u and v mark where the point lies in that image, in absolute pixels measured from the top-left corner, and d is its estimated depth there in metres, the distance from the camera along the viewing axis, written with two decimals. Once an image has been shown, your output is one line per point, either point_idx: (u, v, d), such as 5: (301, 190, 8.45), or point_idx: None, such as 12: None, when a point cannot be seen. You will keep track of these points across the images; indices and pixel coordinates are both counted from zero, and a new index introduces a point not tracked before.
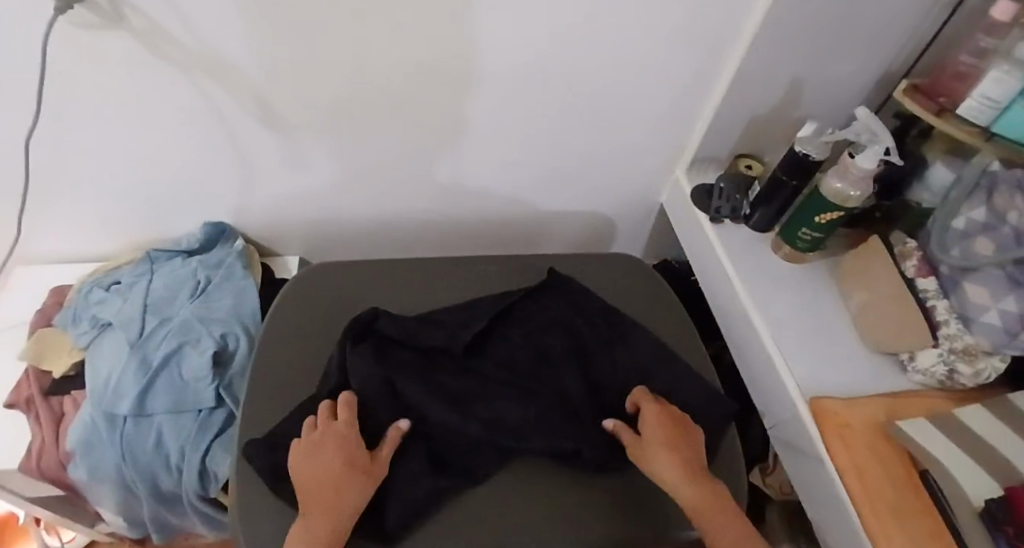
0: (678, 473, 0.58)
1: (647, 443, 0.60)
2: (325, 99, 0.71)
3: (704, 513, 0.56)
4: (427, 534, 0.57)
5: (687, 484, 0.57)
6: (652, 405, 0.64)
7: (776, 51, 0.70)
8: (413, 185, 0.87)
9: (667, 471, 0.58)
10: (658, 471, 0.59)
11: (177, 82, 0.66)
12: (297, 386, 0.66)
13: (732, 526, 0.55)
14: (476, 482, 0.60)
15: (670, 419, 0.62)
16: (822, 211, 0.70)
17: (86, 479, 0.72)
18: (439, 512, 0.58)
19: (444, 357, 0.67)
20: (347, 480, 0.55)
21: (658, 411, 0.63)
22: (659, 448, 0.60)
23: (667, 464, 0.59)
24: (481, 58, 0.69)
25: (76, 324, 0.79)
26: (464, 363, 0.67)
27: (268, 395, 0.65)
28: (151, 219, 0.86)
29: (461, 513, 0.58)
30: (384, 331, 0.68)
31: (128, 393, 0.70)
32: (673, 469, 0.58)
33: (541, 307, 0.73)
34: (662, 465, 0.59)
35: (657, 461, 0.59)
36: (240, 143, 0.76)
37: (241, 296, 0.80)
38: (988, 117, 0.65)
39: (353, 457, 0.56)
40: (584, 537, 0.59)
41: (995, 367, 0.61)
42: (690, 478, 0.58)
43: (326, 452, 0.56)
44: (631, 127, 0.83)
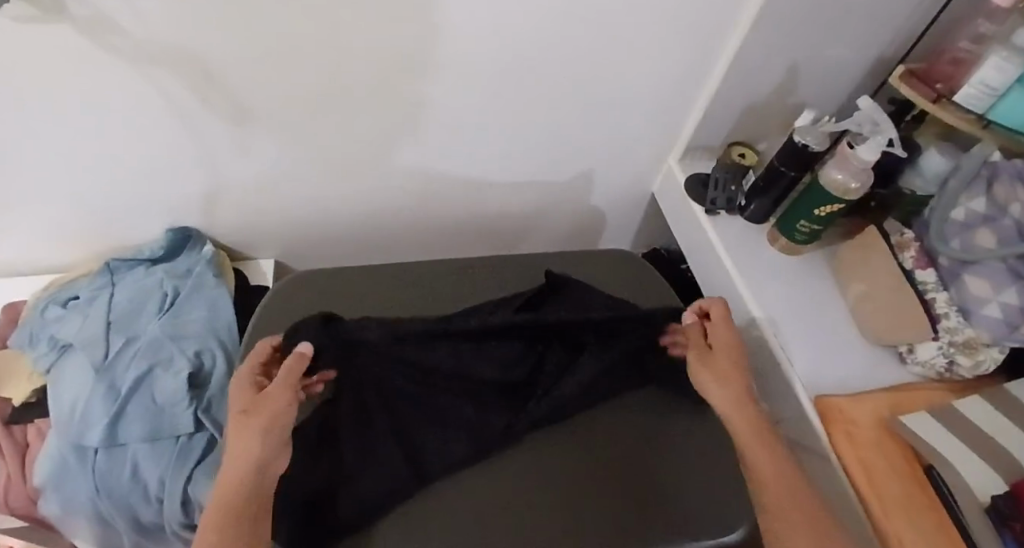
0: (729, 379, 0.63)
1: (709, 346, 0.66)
2: (297, 90, 0.66)
3: (742, 434, 0.59)
4: None
5: (737, 408, 0.61)
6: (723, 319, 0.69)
7: (775, 37, 0.68)
8: (395, 180, 0.83)
9: (721, 396, 0.62)
10: (712, 397, 0.63)
11: (131, 78, 0.60)
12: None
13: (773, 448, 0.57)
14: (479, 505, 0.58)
15: (730, 349, 0.66)
16: (821, 203, 0.68)
17: (57, 515, 0.67)
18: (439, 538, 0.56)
19: (448, 357, 0.65)
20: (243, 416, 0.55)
21: (726, 337, 0.67)
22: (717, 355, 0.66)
23: (721, 388, 0.63)
24: (467, 45, 0.64)
25: (35, 344, 0.73)
26: (467, 363, 0.65)
27: None
28: (109, 225, 0.79)
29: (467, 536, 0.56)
30: (373, 343, 0.64)
31: (98, 423, 0.66)
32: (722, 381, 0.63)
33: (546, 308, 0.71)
34: (717, 391, 0.63)
35: (711, 386, 0.63)
36: (204, 140, 0.70)
37: (215, 308, 0.75)
38: (986, 104, 0.64)
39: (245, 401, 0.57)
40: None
41: (995, 358, 0.61)
42: (741, 403, 0.61)
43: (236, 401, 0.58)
44: (622, 115, 0.80)
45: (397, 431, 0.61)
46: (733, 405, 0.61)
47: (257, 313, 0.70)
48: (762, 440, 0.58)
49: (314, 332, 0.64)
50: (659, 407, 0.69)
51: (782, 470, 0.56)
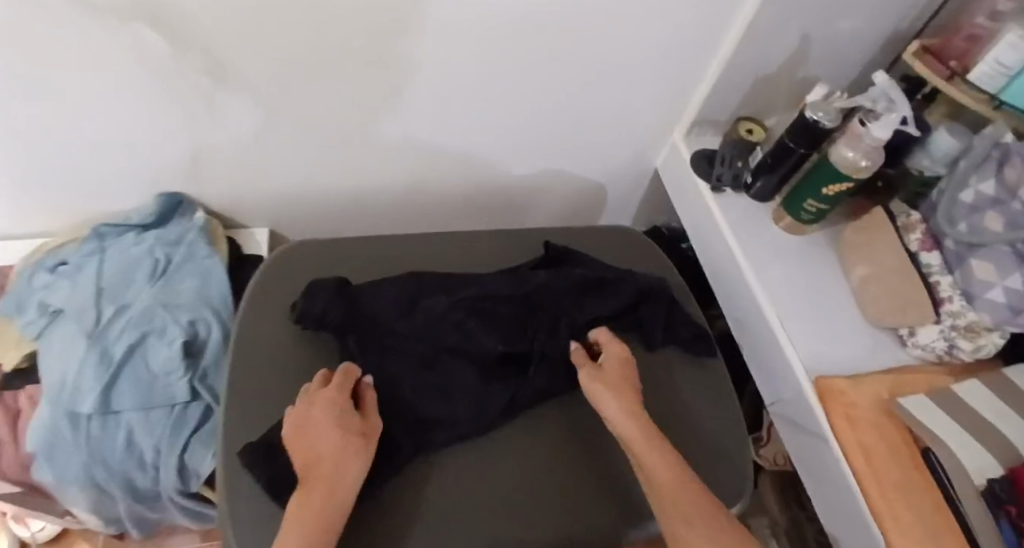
0: (624, 413, 0.58)
1: (596, 377, 0.61)
2: (293, 54, 0.63)
3: (640, 449, 0.55)
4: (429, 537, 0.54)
5: (628, 425, 0.57)
6: (612, 347, 0.64)
7: (791, 6, 0.65)
8: (393, 149, 0.81)
9: (615, 409, 0.58)
10: (606, 411, 0.59)
11: (117, 35, 0.57)
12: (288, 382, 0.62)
13: (666, 453, 0.55)
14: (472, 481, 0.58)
15: (623, 364, 0.62)
16: (831, 181, 0.67)
17: (53, 482, 0.67)
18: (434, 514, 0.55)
19: (454, 324, 0.64)
20: (345, 445, 0.52)
21: (618, 354, 0.63)
22: (604, 384, 0.60)
23: (614, 402, 0.59)
24: (473, 10, 0.61)
25: (23, 311, 0.71)
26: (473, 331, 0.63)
27: (261, 380, 0.61)
28: (97, 190, 0.77)
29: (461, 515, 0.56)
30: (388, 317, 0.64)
31: (89, 392, 0.64)
32: (621, 414, 0.58)
33: (549, 274, 0.69)
34: (611, 404, 0.59)
35: (606, 401, 0.59)
36: (194, 104, 0.67)
37: (207, 278, 0.73)
38: (998, 83, 0.63)
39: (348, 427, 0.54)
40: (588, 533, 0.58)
41: (996, 342, 0.61)
42: (634, 416, 0.58)
43: (320, 421, 0.54)
44: (629, 85, 0.78)
45: (405, 399, 0.60)
46: (626, 420, 0.57)
47: (257, 276, 0.69)
48: (657, 451, 0.55)
49: (325, 301, 0.62)
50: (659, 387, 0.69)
51: (679, 476, 0.53)
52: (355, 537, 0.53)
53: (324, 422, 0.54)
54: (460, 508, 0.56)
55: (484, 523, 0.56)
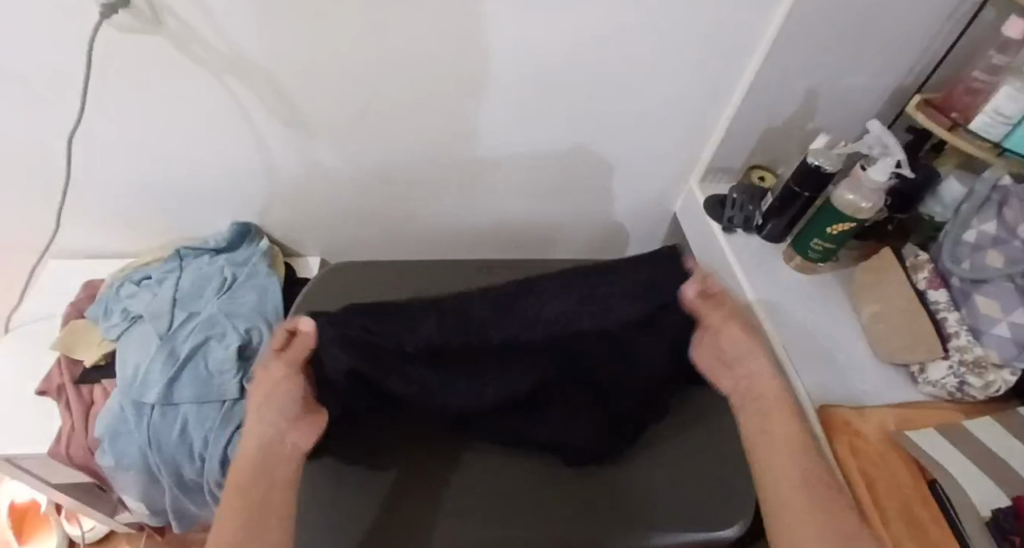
0: (761, 376, 0.61)
1: (722, 325, 0.62)
2: (352, 101, 0.75)
3: (775, 419, 0.58)
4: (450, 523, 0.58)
5: (768, 388, 0.60)
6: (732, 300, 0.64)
7: (790, 60, 0.73)
8: (435, 190, 0.91)
9: (764, 369, 0.61)
10: (754, 368, 0.61)
11: (212, 81, 0.70)
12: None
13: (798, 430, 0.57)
14: (493, 480, 0.62)
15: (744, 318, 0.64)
16: (833, 222, 0.71)
17: (111, 467, 0.74)
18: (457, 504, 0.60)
19: None
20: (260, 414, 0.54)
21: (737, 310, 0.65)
22: (738, 339, 0.62)
23: (761, 360, 0.62)
24: (501, 64, 0.72)
25: (107, 316, 0.82)
26: None
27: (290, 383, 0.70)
28: (181, 216, 0.89)
29: (481, 506, 0.60)
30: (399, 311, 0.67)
31: (157, 384, 0.73)
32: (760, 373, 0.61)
33: None
34: (760, 363, 0.62)
35: (754, 357, 0.62)
36: (269, 144, 0.80)
37: (264, 294, 0.83)
38: (999, 132, 0.66)
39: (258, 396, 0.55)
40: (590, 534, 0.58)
41: (1005, 380, 0.61)
42: (778, 382, 0.61)
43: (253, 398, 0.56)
44: (648, 133, 0.85)
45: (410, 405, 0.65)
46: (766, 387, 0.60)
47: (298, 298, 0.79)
48: (793, 419, 0.58)
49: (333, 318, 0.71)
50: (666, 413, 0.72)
51: (809, 444, 0.56)
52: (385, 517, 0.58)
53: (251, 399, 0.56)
54: (480, 499, 0.60)
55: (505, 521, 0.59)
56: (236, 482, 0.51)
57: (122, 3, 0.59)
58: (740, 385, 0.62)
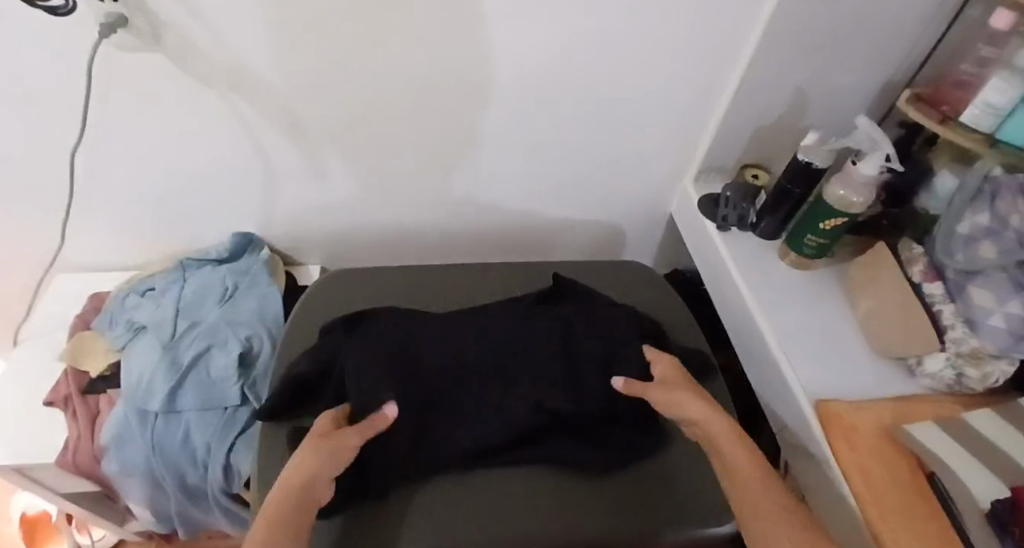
0: (706, 411, 0.62)
1: (664, 390, 0.64)
2: (348, 111, 0.76)
3: (726, 443, 0.59)
4: (451, 516, 0.61)
5: (713, 418, 0.61)
6: (666, 361, 0.68)
7: (778, 59, 0.73)
8: (432, 197, 0.92)
9: (700, 410, 0.62)
10: (692, 413, 0.62)
11: (210, 95, 0.72)
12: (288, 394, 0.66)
13: (750, 450, 0.58)
14: (492, 480, 0.64)
15: (679, 374, 0.67)
16: (827, 217, 0.71)
17: (117, 473, 0.76)
18: (457, 503, 0.62)
19: None
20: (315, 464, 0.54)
21: (671, 364, 0.67)
22: (683, 393, 0.63)
23: (696, 402, 0.63)
24: (492, 70, 0.74)
25: (112, 327, 0.84)
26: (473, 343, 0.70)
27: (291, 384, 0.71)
28: (184, 228, 0.91)
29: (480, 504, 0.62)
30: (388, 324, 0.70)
31: (159, 392, 0.74)
32: (703, 412, 0.62)
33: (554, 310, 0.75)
34: (694, 407, 0.62)
35: (687, 403, 0.62)
36: (267, 155, 0.81)
37: (264, 302, 0.84)
38: (990, 124, 0.66)
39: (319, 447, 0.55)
40: (589, 532, 0.62)
41: (1004, 370, 0.61)
42: (717, 415, 0.61)
43: (306, 450, 0.56)
44: (641, 135, 0.86)
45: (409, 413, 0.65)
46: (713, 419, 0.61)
47: (297, 304, 0.80)
48: (744, 448, 0.59)
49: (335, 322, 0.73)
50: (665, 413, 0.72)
51: (763, 470, 0.57)
52: (387, 519, 0.60)
53: (304, 448, 0.56)
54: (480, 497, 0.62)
55: (501, 519, 0.61)
56: (272, 524, 0.49)
57: (121, 20, 0.61)
58: (695, 430, 0.63)
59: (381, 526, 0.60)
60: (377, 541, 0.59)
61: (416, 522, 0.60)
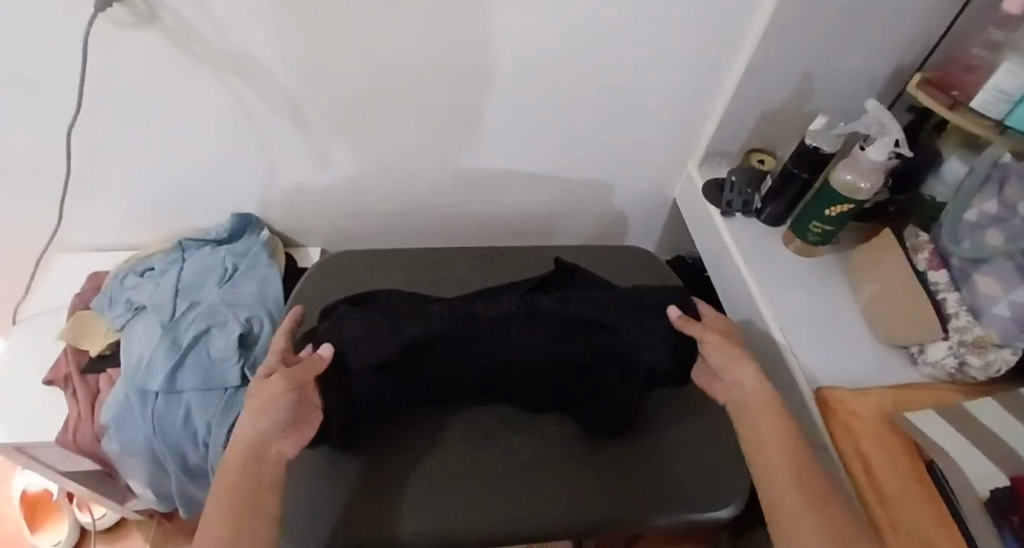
0: (753, 378, 0.63)
1: (720, 342, 0.66)
2: (346, 94, 0.75)
3: (764, 414, 0.60)
4: (453, 488, 0.62)
5: (758, 388, 0.62)
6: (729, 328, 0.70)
7: (786, 43, 0.72)
8: (431, 181, 0.91)
9: (751, 376, 0.63)
10: (740, 376, 0.64)
11: (208, 75, 0.70)
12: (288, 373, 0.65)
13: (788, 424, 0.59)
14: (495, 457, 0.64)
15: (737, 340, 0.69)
16: (832, 203, 0.71)
17: (118, 453, 0.76)
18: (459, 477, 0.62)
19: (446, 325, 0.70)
20: (253, 416, 0.55)
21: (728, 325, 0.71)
22: (734, 352, 0.66)
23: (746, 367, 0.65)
24: (494, 51, 0.72)
25: (112, 307, 0.83)
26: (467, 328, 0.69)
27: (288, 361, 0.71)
28: (182, 210, 0.90)
29: (482, 482, 0.62)
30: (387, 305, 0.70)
31: (160, 372, 0.74)
32: (752, 377, 0.63)
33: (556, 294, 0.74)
34: (745, 372, 0.64)
35: (738, 366, 0.64)
36: (266, 138, 0.80)
37: (265, 285, 0.84)
38: (1001, 110, 0.65)
39: (257, 401, 0.57)
40: (589, 511, 0.62)
41: (1006, 360, 0.60)
42: (764, 384, 0.63)
43: (246, 408, 0.57)
44: (645, 119, 0.85)
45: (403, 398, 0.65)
46: (760, 388, 0.62)
47: (295, 289, 0.80)
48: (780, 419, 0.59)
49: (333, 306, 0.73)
50: (664, 401, 0.72)
51: (800, 445, 0.57)
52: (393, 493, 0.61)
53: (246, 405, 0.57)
54: (481, 475, 0.63)
55: (501, 498, 0.62)
56: (230, 483, 0.51)
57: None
58: (733, 393, 0.64)
59: (390, 501, 0.60)
60: (377, 518, 0.59)
61: (417, 501, 0.60)
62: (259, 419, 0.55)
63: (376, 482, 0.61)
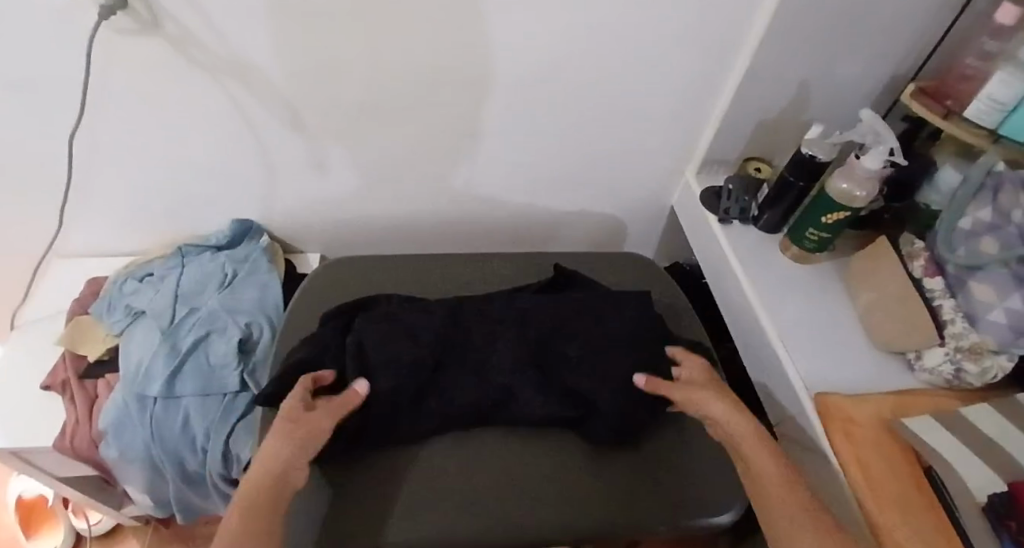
0: (729, 414, 0.62)
1: (688, 387, 0.65)
2: (347, 101, 0.75)
3: (749, 448, 0.59)
4: (452, 495, 0.62)
5: (737, 421, 0.62)
6: (697, 362, 0.69)
7: (782, 53, 0.73)
8: (431, 188, 0.91)
9: (725, 411, 0.63)
10: (714, 413, 0.63)
11: (210, 81, 0.71)
12: (288, 378, 0.65)
13: (775, 454, 0.58)
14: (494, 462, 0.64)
15: (705, 376, 0.68)
16: (829, 211, 0.71)
17: (116, 459, 0.76)
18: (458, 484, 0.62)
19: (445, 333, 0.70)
20: (292, 450, 0.55)
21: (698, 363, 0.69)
22: (702, 391, 0.65)
23: (719, 402, 0.64)
24: (492, 59, 0.73)
25: (111, 312, 0.83)
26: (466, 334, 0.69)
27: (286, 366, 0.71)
28: (182, 216, 0.90)
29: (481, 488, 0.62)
30: (387, 310, 0.70)
31: (159, 377, 0.74)
32: (728, 414, 0.62)
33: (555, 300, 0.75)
34: (719, 409, 0.63)
35: (712, 403, 0.63)
36: (267, 144, 0.81)
37: (265, 290, 0.85)
38: (994, 119, 0.66)
39: (296, 433, 0.56)
40: (588, 517, 0.62)
41: (1002, 365, 0.61)
42: (742, 416, 0.62)
43: (284, 438, 0.56)
44: (643, 127, 0.86)
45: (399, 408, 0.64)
46: (741, 423, 0.61)
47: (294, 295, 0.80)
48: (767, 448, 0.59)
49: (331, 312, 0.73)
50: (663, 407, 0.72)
51: (792, 481, 0.56)
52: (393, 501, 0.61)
53: (281, 434, 0.56)
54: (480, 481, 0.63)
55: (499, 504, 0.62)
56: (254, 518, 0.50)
57: (119, 4, 0.60)
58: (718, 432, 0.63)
59: (389, 508, 0.60)
60: (377, 524, 0.59)
61: (416, 509, 0.60)
62: (297, 454, 0.55)
63: (368, 489, 0.61)
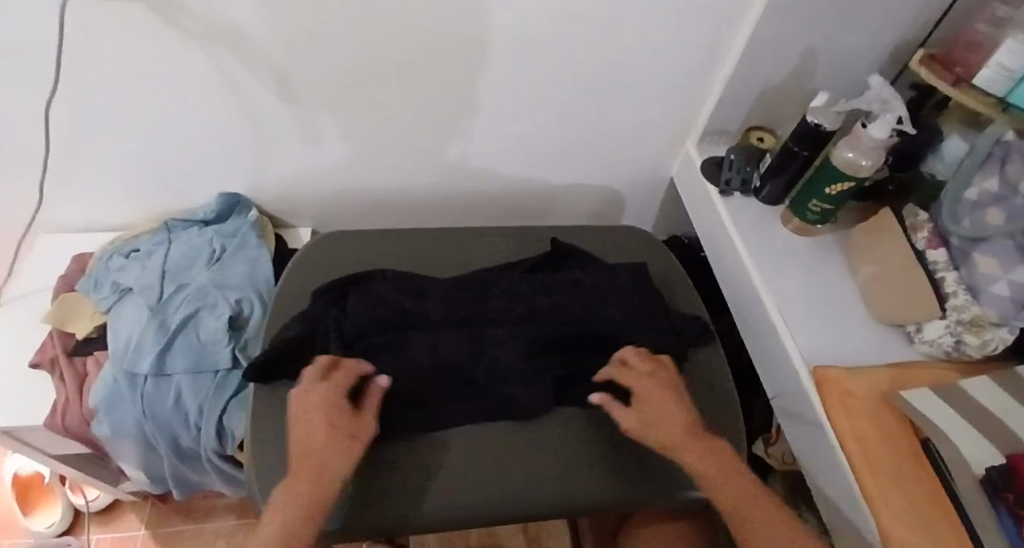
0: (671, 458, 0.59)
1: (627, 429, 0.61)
2: (335, 69, 0.72)
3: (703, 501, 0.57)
4: (446, 470, 0.60)
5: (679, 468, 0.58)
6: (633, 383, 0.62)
7: (790, 18, 0.70)
8: (424, 159, 0.89)
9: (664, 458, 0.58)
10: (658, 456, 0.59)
11: (194, 49, 0.67)
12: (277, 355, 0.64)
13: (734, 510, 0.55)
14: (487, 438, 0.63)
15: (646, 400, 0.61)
16: (833, 181, 0.70)
17: (108, 436, 0.75)
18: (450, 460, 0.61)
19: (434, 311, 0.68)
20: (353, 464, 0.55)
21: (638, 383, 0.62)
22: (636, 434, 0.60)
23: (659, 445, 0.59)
24: (486, 26, 0.69)
25: (98, 288, 0.81)
26: (462, 314, 0.68)
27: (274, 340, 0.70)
28: (168, 189, 0.88)
29: (472, 463, 0.61)
30: (380, 288, 0.69)
31: (149, 355, 0.73)
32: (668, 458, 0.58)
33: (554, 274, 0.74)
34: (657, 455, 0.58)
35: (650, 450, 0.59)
36: (254, 113, 0.78)
37: (255, 266, 0.83)
38: (1004, 86, 0.64)
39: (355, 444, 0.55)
40: (586, 493, 0.62)
41: (1003, 338, 0.60)
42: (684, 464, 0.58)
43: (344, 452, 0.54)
44: (643, 96, 0.83)
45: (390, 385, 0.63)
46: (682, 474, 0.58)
47: (282, 275, 0.78)
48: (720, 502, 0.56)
49: (321, 289, 0.71)
50: None
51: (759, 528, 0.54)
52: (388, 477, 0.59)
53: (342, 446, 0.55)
54: (471, 456, 0.61)
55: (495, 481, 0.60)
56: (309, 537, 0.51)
57: None
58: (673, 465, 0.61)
59: (387, 479, 0.59)
60: (373, 500, 0.58)
61: (414, 483, 0.59)
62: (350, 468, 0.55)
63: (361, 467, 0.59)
